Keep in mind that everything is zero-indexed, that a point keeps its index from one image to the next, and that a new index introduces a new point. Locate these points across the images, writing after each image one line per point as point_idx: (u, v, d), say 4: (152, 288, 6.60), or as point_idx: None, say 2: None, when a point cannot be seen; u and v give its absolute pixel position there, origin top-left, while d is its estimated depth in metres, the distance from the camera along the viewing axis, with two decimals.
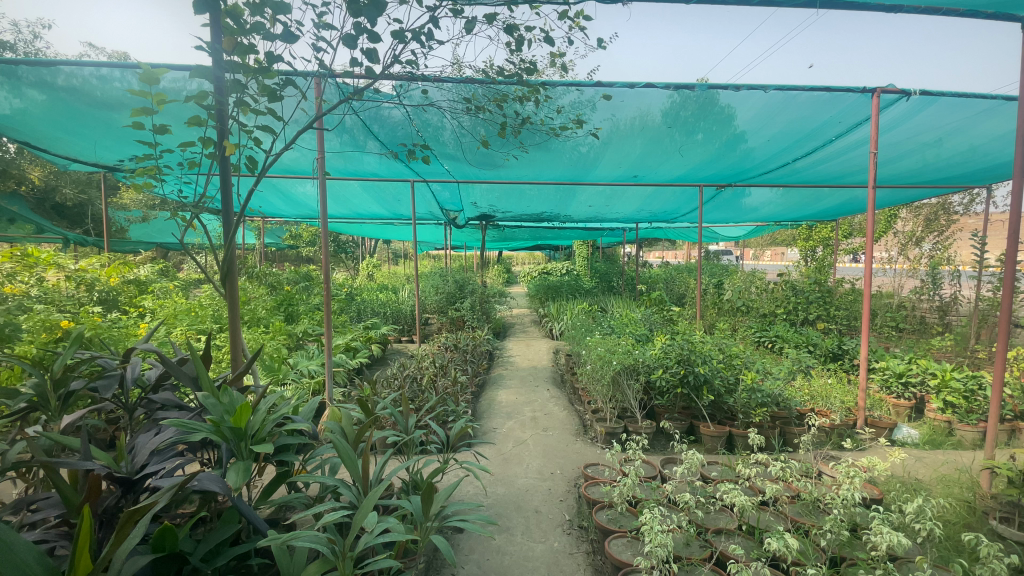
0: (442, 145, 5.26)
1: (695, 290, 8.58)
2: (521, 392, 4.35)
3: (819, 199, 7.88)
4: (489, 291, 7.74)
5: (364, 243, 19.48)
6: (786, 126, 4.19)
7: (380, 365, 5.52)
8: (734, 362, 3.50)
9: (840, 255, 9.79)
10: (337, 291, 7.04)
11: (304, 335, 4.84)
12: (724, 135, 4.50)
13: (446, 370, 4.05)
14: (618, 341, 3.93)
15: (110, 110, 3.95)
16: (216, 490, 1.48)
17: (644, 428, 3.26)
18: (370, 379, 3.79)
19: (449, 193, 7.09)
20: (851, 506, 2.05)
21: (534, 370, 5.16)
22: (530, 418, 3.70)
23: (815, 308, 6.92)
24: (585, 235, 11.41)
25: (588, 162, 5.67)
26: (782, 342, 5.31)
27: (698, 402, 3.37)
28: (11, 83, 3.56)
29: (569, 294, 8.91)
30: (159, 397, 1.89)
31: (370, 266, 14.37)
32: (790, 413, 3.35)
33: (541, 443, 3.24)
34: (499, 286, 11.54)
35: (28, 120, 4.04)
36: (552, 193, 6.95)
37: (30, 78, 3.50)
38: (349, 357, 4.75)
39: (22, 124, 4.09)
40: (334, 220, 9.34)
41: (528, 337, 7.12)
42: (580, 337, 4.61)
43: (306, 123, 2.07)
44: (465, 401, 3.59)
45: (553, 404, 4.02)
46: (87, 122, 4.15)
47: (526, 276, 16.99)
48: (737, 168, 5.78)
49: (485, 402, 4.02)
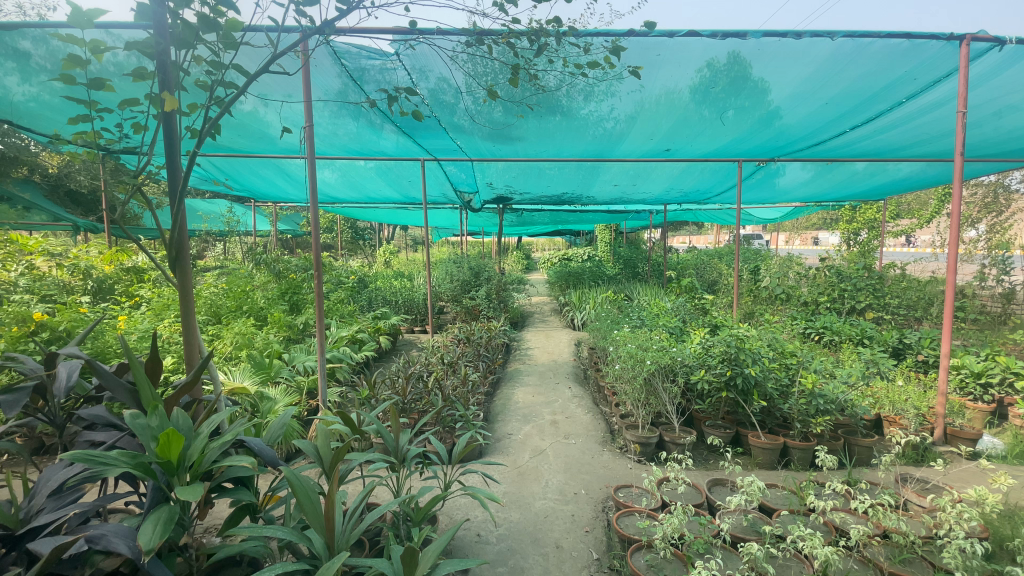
0: (450, 116, 4.74)
1: (728, 276, 8.01)
2: (540, 390, 3.92)
3: (868, 177, 7.17)
4: (507, 278, 7.31)
5: (381, 230, 19.20)
6: (848, 86, 3.58)
7: (389, 358, 5.17)
8: (789, 360, 3.01)
9: (886, 238, 9.05)
10: (347, 279, 6.70)
11: (307, 327, 4.50)
12: (774, 99, 3.88)
13: (458, 365, 3.65)
14: (653, 335, 3.46)
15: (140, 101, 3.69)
16: (124, 554, 1.15)
17: (683, 439, 2.81)
18: (372, 377, 3.41)
19: (463, 174, 6.64)
20: (969, 560, 1.58)
21: (555, 365, 4.73)
22: (549, 422, 3.28)
23: (865, 297, 6.32)
24: (608, 219, 10.84)
25: (614, 135, 5.09)
26: (833, 335, 4.75)
27: (746, 408, 2.92)
28: (24, 69, 3.22)
29: (591, 281, 8.42)
30: (86, 414, 1.53)
31: (386, 253, 14.06)
32: (856, 421, 2.88)
33: (563, 454, 2.82)
34: (518, 272, 11.09)
35: (42, 106, 3.73)
36: (573, 172, 6.43)
37: (46, 62, 3.15)
38: (354, 350, 4.39)
39: (31, 109, 3.77)
40: (345, 204, 8.98)
41: (548, 328, 6.69)
42: (607, 330, 4.16)
43: (264, 68, 1.65)
44: (476, 403, 3.19)
45: (576, 406, 3.59)
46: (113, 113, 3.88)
47: (546, 262, 16.49)
48: (781, 142, 5.15)
49: (500, 403, 3.61)
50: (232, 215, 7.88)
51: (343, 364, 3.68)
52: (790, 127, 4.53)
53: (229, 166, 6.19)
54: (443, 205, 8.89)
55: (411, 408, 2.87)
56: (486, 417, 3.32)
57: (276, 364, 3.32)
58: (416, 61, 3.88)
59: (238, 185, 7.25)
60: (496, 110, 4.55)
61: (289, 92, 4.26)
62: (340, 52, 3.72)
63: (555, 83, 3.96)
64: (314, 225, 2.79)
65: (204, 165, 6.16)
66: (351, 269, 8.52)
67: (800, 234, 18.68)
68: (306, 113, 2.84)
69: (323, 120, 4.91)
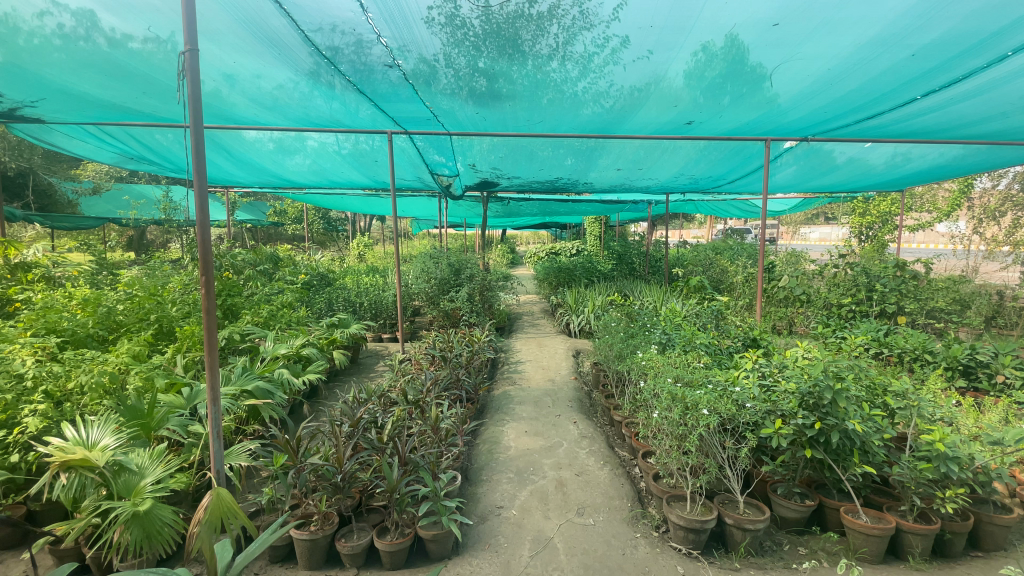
0: (422, 78, 3.72)
1: (737, 274, 7.18)
2: (536, 429, 2.98)
3: (901, 164, 6.35)
4: (491, 276, 6.33)
5: (356, 221, 18.03)
6: (952, 26, 2.74)
7: (347, 376, 4.21)
8: (891, 404, 2.16)
9: (904, 233, 8.30)
10: (302, 279, 5.67)
11: (233, 344, 3.47)
12: (846, 45, 2.99)
13: (428, 400, 2.72)
14: (694, 361, 2.57)
15: (87, 46, 3.15)
16: None
17: (754, 524, 1.93)
18: (307, 423, 2.44)
19: (440, 154, 5.64)
20: None
21: (553, 388, 3.79)
22: (553, 485, 2.35)
23: (901, 300, 5.57)
24: (602, 210, 9.86)
25: (626, 106, 4.13)
26: (888, 349, 3.91)
27: (838, 473, 2.06)
28: None
29: (586, 279, 7.53)
30: None
31: (361, 245, 12.95)
32: (989, 491, 2.06)
33: (579, 548, 1.92)
34: (503, 267, 10.09)
35: None
36: (569, 153, 5.47)
37: None
38: (295, 372, 3.40)
39: None
40: (308, 191, 7.90)
41: (539, 334, 5.73)
42: (622, 349, 3.24)
43: None
44: (452, 463, 2.27)
45: (587, 455, 2.66)
46: (77, 70, 3.48)
47: (533, 257, 15.57)
48: (825, 117, 4.28)
49: (485, 450, 2.69)
50: (170, 204, 7.02)
51: (270, 401, 2.72)
52: (839, 97, 3.75)
53: (159, 143, 5.13)
54: (420, 192, 7.89)
55: (353, 482, 1.95)
56: (465, 480, 2.39)
57: (164, 406, 2.34)
58: (397, 31, 3.07)
59: (171, 166, 6.07)
60: (481, 71, 3.56)
61: (257, 70, 3.69)
62: (286, 2, 2.82)
63: (552, 51, 3.31)
64: (196, 205, 1.81)
65: (128, 143, 5.10)
66: (314, 264, 7.43)
67: (797, 230, 17.95)
68: (189, 32, 1.84)
69: (290, 103, 4.25)
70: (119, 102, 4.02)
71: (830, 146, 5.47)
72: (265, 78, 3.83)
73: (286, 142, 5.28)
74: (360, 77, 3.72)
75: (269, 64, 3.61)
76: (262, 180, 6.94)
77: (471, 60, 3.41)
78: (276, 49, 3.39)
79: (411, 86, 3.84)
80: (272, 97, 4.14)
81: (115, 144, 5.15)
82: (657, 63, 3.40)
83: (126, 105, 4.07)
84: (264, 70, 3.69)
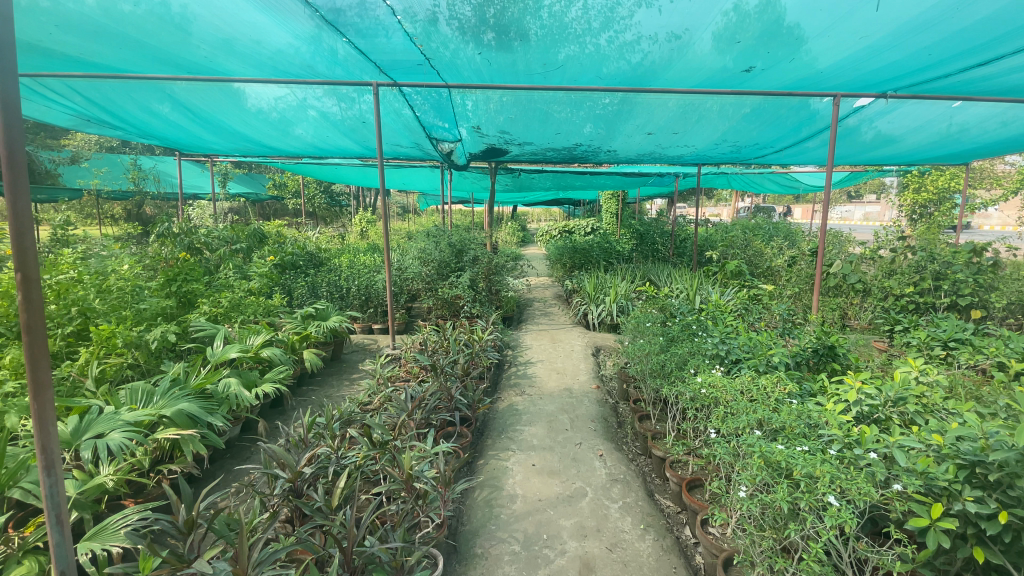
0: (415, 28, 2.91)
1: (776, 257, 6.36)
2: (551, 465, 2.29)
3: (979, 134, 5.37)
4: (499, 258, 5.59)
5: (361, 197, 17.30)
6: None
7: (322, 379, 3.52)
8: None
9: (964, 212, 7.34)
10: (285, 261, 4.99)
11: (174, 346, 2.78)
12: None
13: (406, 435, 2.03)
14: (776, 393, 1.82)
15: None
16: None
17: None
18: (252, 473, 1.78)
19: (439, 119, 4.83)
20: None
21: (571, 400, 3.05)
22: (576, 569, 1.65)
23: (979, 291, 4.73)
24: (623, 184, 8.94)
25: (666, 59, 3.27)
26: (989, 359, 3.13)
27: None
28: None
29: (604, 262, 6.75)
30: None
31: (364, 222, 12.22)
32: None
33: None
34: (511, 247, 9.28)
35: None
36: (591, 116, 4.61)
37: None
38: (247, 381, 2.71)
39: None
40: (297, 161, 7.13)
41: (551, 325, 5.01)
42: (663, 361, 2.49)
43: None
44: (431, 543, 1.59)
45: (621, 514, 1.94)
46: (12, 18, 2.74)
47: (545, 236, 14.79)
48: (920, 69, 3.38)
49: (481, 503, 2.00)
50: (136, 170, 6.58)
51: (194, 433, 2.05)
52: (955, 35, 2.86)
53: (117, 104, 4.37)
54: (420, 162, 7.08)
55: None
56: (450, 558, 1.71)
57: (18, 454, 1.67)
58: None
59: (135, 131, 5.33)
60: (485, 16, 2.76)
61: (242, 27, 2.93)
62: None
63: None
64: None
65: (80, 103, 4.35)
66: (304, 241, 6.73)
67: (825, 207, 16.83)
68: None
69: (291, 67, 3.51)
70: (59, 51, 3.27)
71: (892, 114, 4.57)
72: (254, 38, 3.08)
73: (286, 113, 4.56)
74: (337, 29, 2.93)
75: (245, 21, 2.85)
76: (243, 148, 6.18)
77: (478, 6, 2.65)
78: (264, 8, 2.70)
79: (413, 45, 3.13)
80: (269, 63, 3.42)
81: (65, 104, 4.39)
82: (714, 6, 2.62)
83: (70, 55, 3.32)
84: (245, 27, 2.93)
